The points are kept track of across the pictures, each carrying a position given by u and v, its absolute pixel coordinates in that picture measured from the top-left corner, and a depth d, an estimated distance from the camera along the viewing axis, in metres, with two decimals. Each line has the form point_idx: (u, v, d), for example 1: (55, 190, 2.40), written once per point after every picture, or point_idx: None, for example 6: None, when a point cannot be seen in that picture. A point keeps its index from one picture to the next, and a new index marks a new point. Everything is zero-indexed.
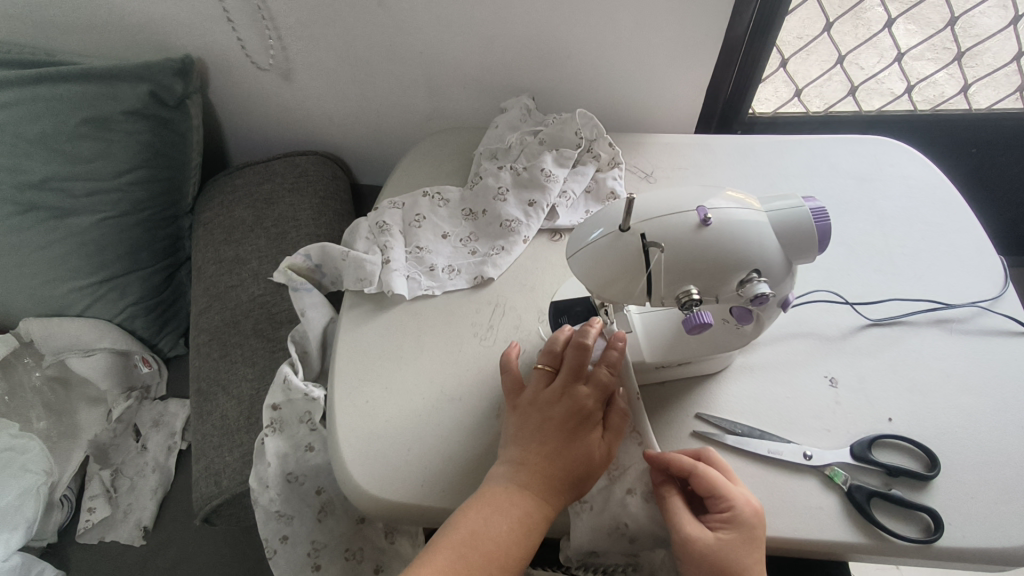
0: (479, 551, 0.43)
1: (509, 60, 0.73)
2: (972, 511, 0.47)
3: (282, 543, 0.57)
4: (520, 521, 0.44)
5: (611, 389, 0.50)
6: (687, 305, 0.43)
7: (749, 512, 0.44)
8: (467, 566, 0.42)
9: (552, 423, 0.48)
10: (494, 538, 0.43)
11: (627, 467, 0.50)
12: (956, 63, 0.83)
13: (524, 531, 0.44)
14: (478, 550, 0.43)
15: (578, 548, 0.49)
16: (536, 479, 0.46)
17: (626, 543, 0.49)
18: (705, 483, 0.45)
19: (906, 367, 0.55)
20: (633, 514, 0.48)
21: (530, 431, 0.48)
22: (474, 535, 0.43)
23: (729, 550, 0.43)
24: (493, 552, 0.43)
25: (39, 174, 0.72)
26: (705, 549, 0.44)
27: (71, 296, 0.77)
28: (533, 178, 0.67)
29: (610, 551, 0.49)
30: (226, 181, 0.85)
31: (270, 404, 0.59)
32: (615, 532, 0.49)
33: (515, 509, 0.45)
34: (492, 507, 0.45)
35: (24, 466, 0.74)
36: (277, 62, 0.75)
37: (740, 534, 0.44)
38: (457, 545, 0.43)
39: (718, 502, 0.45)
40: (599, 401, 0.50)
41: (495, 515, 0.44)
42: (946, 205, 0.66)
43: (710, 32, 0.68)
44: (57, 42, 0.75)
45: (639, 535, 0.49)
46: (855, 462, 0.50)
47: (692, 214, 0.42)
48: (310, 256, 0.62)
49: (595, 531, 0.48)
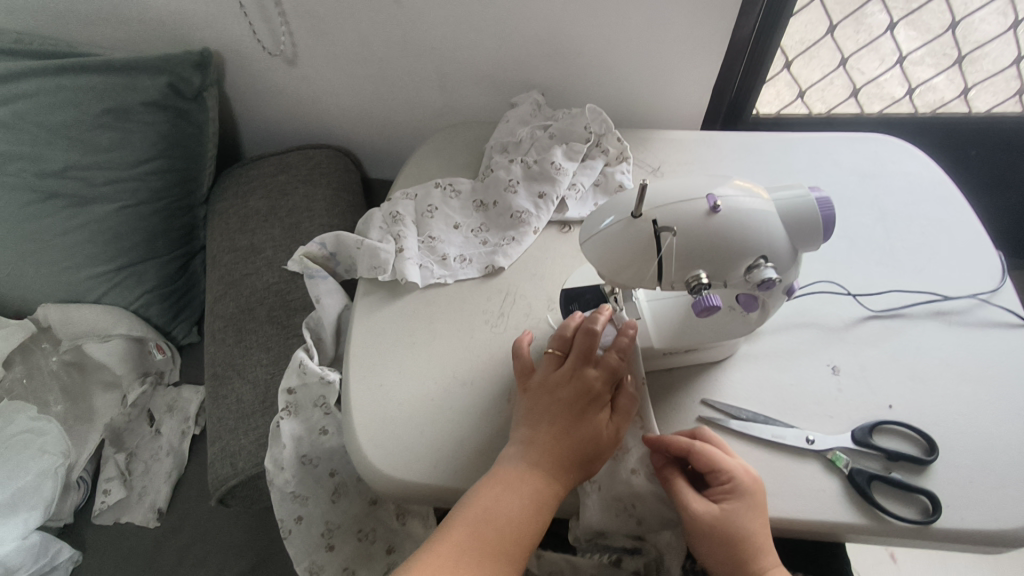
0: (491, 527, 0.44)
1: (520, 57, 0.75)
2: (969, 495, 0.49)
3: (297, 522, 0.59)
4: (531, 498, 0.46)
5: (620, 372, 0.52)
6: (697, 289, 0.44)
7: (749, 480, 0.46)
8: (480, 540, 0.44)
9: (561, 404, 0.50)
10: (505, 514, 0.45)
11: (634, 449, 0.51)
12: (956, 66, 0.85)
13: (535, 508, 0.46)
14: (490, 525, 0.44)
15: (587, 528, 0.50)
16: (546, 459, 0.48)
17: (633, 523, 0.51)
18: (704, 460, 0.47)
19: (906, 357, 0.57)
20: (639, 494, 0.50)
21: (540, 412, 0.50)
22: (486, 511, 0.45)
23: (736, 518, 0.45)
24: (505, 527, 0.45)
25: (59, 162, 0.74)
26: (712, 522, 0.46)
27: (88, 282, 0.79)
28: (543, 171, 0.68)
29: (618, 531, 0.51)
30: (241, 173, 0.87)
31: (286, 387, 0.60)
32: (623, 512, 0.50)
33: (526, 487, 0.46)
34: (503, 485, 0.46)
35: (43, 447, 0.74)
36: (285, 49, 0.76)
37: (743, 502, 0.46)
38: (470, 521, 0.45)
39: (718, 475, 0.47)
40: (608, 384, 0.51)
41: (506, 493, 0.46)
42: (946, 202, 0.68)
43: (718, 32, 0.69)
44: (78, 34, 0.76)
45: (647, 515, 0.50)
46: (856, 446, 0.51)
47: (701, 202, 0.44)
48: (325, 244, 0.64)
49: (603, 511, 0.50)
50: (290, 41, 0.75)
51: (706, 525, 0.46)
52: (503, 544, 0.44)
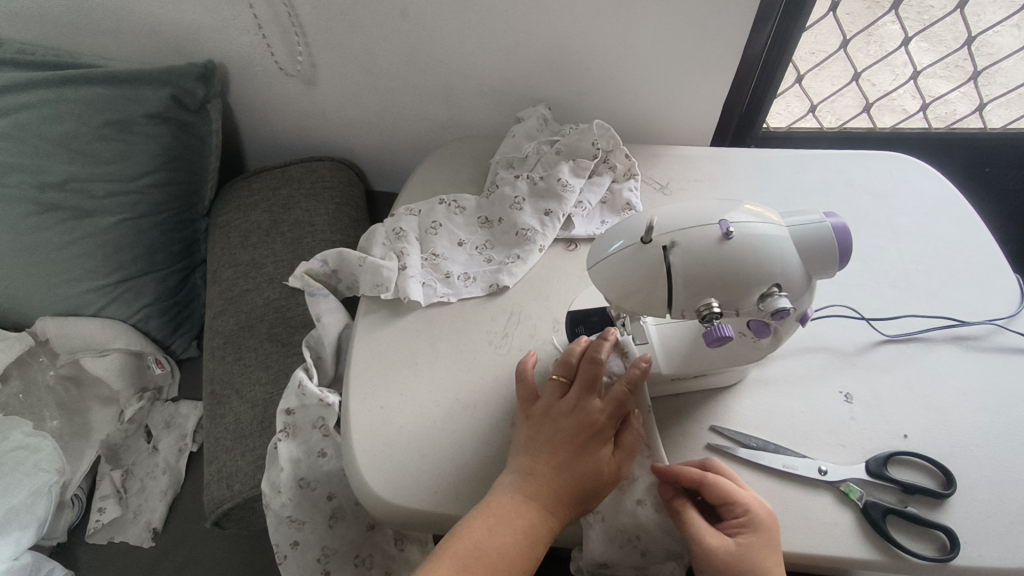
0: (482, 562, 0.43)
1: (526, 71, 0.74)
2: (987, 531, 0.47)
3: (293, 547, 0.57)
4: (525, 533, 0.44)
5: (627, 406, 0.50)
6: (707, 318, 0.43)
7: (764, 512, 0.45)
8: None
9: (563, 435, 0.48)
10: (498, 549, 0.43)
11: (639, 478, 0.50)
12: (971, 82, 0.84)
13: (529, 543, 0.44)
14: (481, 560, 0.43)
15: (590, 559, 0.49)
16: (542, 492, 0.46)
17: (637, 555, 0.49)
18: (716, 492, 0.45)
19: (922, 384, 0.55)
20: (644, 526, 0.49)
21: (540, 442, 0.48)
22: (477, 545, 0.43)
23: (752, 553, 0.43)
24: (497, 563, 0.43)
25: (60, 174, 0.73)
26: (726, 557, 0.43)
27: (87, 296, 0.78)
28: (549, 188, 0.67)
29: (621, 563, 0.49)
30: (243, 185, 0.86)
31: (284, 409, 0.59)
32: (626, 543, 0.49)
33: (520, 521, 0.45)
34: (497, 518, 0.44)
35: (37, 463, 0.73)
36: (303, 68, 0.76)
37: (759, 536, 0.44)
38: (461, 555, 0.43)
39: (732, 508, 0.45)
40: (612, 417, 0.50)
41: (499, 527, 0.44)
42: (961, 222, 0.66)
43: (728, 47, 0.68)
44: (81, 46, 0.76)
45: (651, 547, 0.49)
46: (871, 478, 0.50)
47: (714, 228, 0.42)
48: (326, 262, 0.63)
49: (606, 543, 0.48)
50: (308, 60, 0.75)
51: (720, 561, 0.44)
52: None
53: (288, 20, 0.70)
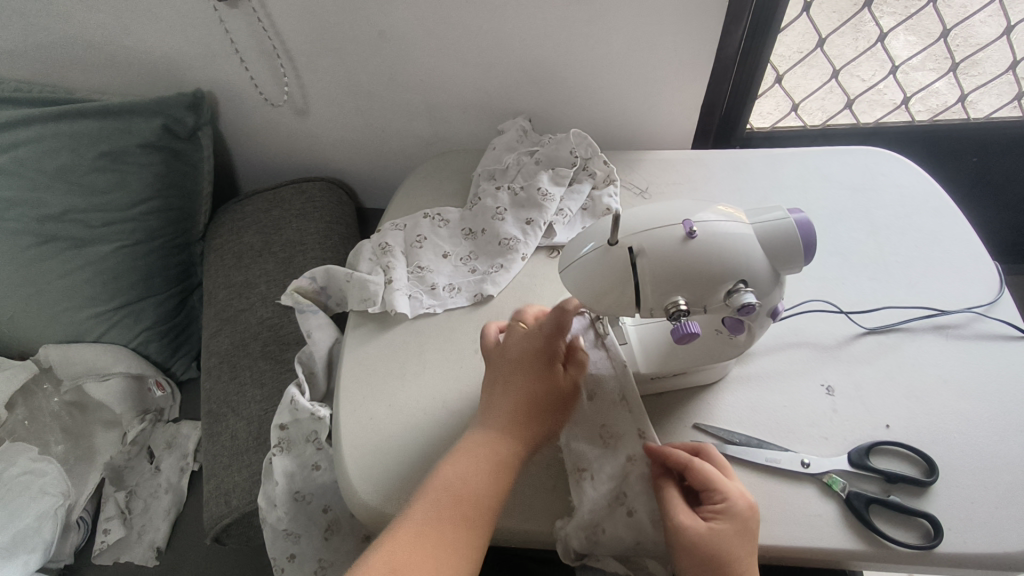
0: (451, 500, 0.45)
1: (507, 85, 0.76)
2: (970, 517, 0.47)
3: (289, 561, 0.59)
4: (489, 466, 0.46)
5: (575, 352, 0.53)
6: (675, 316, 0.44)
7: (743, 507, 0.44)
8: (444, 517, 0.44)
9: (510, 371, 0.51)
10: (466, 486, 0.45)
11: (622, 434, 0.52)
12: (953, 72, 0.85)
13: (496, 474, 0.46)
14: (454, 501, 0.45)
15: (581, 520, 0.48)
16: (499, 427, 0.49)
17: (623, 515, 0.49)
18: (705, 474, 0.46)
19: (903, 374, 0.55)
20: (631, 481, 0.50)
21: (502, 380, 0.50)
22: (450, 487, 0.45)
23: (722, 542, 0.43)
24: (468, 496, 0.45)
25: (58, 206, 0.75)
26: (697, 539, 0.44)
27: (87, 322, 0.80)
28: (530, 198, 0.68)
29: (611, 525, 0.49)
30: (236, 209, 0.88)
31: (278, 424, 0.60)
32: (614, 501, 0.49)
33: (483, 457, 0.47)
34: (468, 458, 0.47)
35: (43, 489, 0.75)
36: (293, 99, 0.79)
37: (734, 526, 0.44)
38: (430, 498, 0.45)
39: (712, 495, 0.45)
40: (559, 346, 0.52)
41: (469, 466, 0.46)
42: (940, 212, 0.67)
43: (703, 51, 0.70)
44: (77, 82, 0.79)
45: (637, 507, 0.49)
46: (853, 469, 0.50)
47: (677, 228, 0.44)
48: (315, 279, 0.65)
49: (597, 500, 0.49)
50: (298, 87, 0.78)
51: (688, 542, 0.44)
52: (471, 512, 0.44)
53: (272, 48, 0.73)
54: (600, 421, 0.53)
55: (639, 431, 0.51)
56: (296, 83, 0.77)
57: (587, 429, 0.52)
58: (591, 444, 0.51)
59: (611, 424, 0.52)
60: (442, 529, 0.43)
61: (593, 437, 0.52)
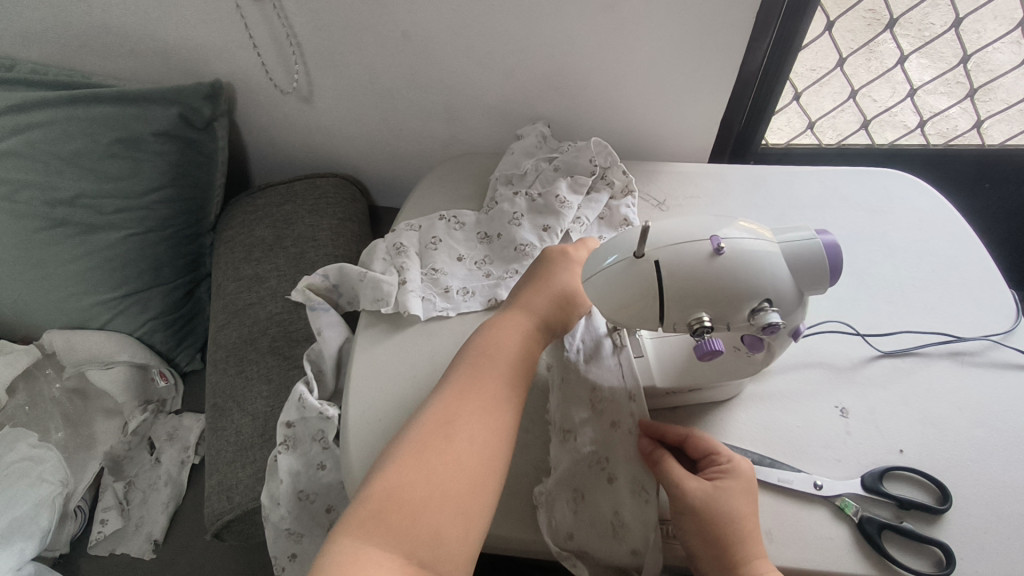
0: (476, 392, 0.47)
1: (527, 90, 0.75)
2: (983, 546, 0.47)
3: (291, 559, 0.59)
4: (507, 367, 0.50)
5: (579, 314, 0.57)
6: (698, 332, 0.43)
7: (746, 467, 0.47)
8: (462, 408, 0.46)
9: (520, 294, 0.56)
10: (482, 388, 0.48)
11: (611, 400, 0.53)
12: (969, 98, 0.85)
13: (509, 375, 0.49)
14: (471, 396, 0.47)
15: (559, 481, 0.50)
16: (507, 337, 0.52)
17: (603, 481, 0.50)
18: (699, 445, 0.49)
19: (917, 400, 0.55)
20: (613, 448, 0.51)
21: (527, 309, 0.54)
22: (468, 387, 0.48)
23: (727, 498, 0.45)
24: (482, 390, 0.47)
25: (70, 191, 0.75)
26: (704, 497, 0.45)
27: (93, 309, 0.79)
28: (547, 205, 0.68)
29: (590, 490, 0.50)
30: (248, 202, 0.87)
31: (285, 421, 0.60)
32: (595, 465, 0.51)
33: (497, 359, 0.50)
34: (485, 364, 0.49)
35: (42, 475, 0.74)
36: (300, 87, 0.78)
37: (736, 483, 0.46)
38: (454, 394, 0.47)
39: (715, 459, 0.48)
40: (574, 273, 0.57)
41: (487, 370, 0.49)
42: (956, 238, 0.67)
43: (724, 66, 0.70)
44: (93, 67, 0.78)
45: (619, 475, 0.50)
46: (866, 493, 0.50)
47: (705, 243, 0.43)
48: (328, 277, 0.64)
49: (576, 460, 0.51)
50: (305, 80, 0.77)
51: (697, 501, 0.45)
52: (489, 402, 0.47)
53: (286, 40, 0.72)
54: (589, 386, 0.54)
55: (627, 396, 0.53)
56: (305, 74, 0.76)
57: (577, 393, 0.54)
58: (579, 408, 0.53)
59: (601, 389, 0.54)
60: (464, 417, 0.45)
61: (582, 401, 0.53)
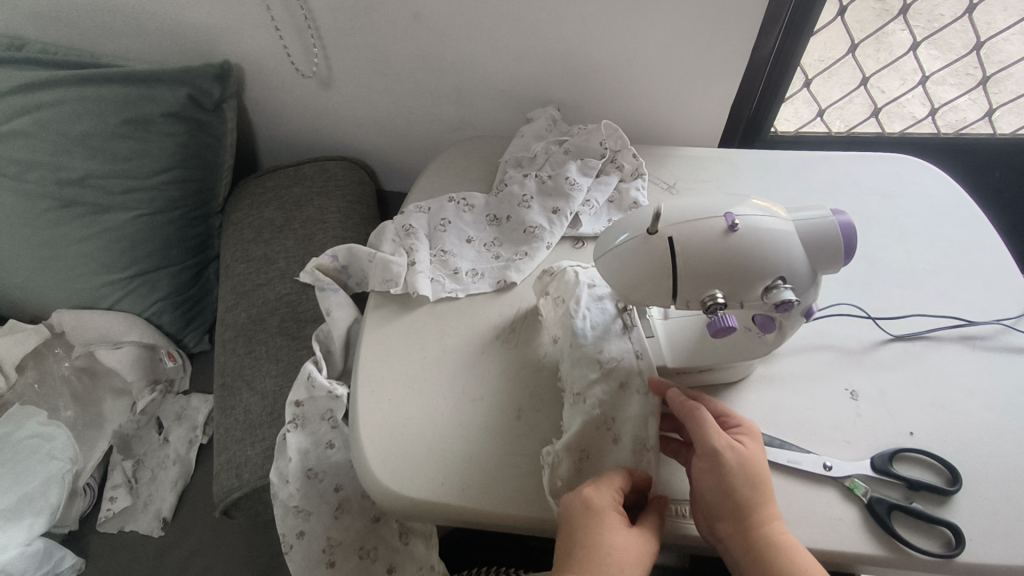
0: None
1: (537, 74, 0.75)
2: (993, 527, 0.47)
3: (298, 538, 0.58)
4: None
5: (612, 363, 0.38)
6: (712, 309, 0.43)
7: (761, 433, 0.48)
8: None
9: None
10: None
11: (619, 363, 0.52)
12: (980, 87, 0.84)
13: None
14: None
15: (568, 445, 0.50)
16: None
17: (610, 442, 0.50)
18: (712, 408, 0.49)
19: (928, 383, 0.55)
20: (621, 409, 0.51)
21: None
22: None
23: (755, 457, 0.45)
24: None
25: (80, 171, 0.75)
26: (736, 454, 0.45)
27: (103, 289, 0.80)
28: (557, 187, 0.68)
29: (596, 452, 0.50)
30: (257, 184, 0.87)
31: (294, 400, 0.60)
32: (602, 426, 0.51)
33: None
34: None
35: (52, 453, 0.75)
36: (320, 70, 0.78)
37: (759, 445, 0.46)
38: None
39: (733, 421, 0.48)
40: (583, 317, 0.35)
41: None
42: (968, 223, 0.66)
43: (737, 51, 0.69)
44: (102, 47, 0.78)
45: (625, 436, 0.50)
46: (875, 474, 0.50)
47: (719, 220, 0.43)
48: (337, 257, 0.64)
49: (585, 423, 0.50)
50: (319, 61, 0.76)
51: (730, 455, 0.44)
52: None
53: (294, 21, 0.72)
54: (597, 348, 0.53)
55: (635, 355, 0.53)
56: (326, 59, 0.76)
57: (585, 356, 0.53)
58: (587, 370, 0.52)
59: (608, 351, 0.53)
60: None
61: (590, 363, 0.52)
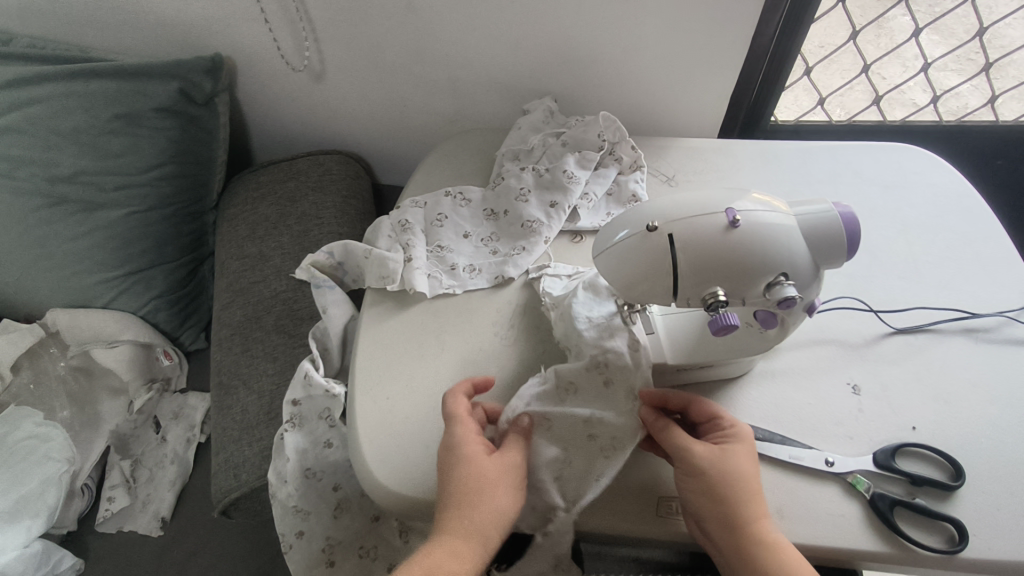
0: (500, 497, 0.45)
1: (532, 64, 0.73)
2: (996, 523, 0.47)
3: (298, 537, 0.58)
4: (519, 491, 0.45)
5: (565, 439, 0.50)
6: (713, 307, 0.43)
7: (750, 432, 0.47)
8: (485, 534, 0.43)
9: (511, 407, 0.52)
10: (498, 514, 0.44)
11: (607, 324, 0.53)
12: (982, 75, 0.84)
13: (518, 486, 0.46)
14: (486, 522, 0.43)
15: (559, 371, 0.52)
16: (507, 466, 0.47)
17: (601, 385, 0.51)
18: (704, 412, 0.49)
19: (930, 377, 0.54)
20: (612, 353, 0.52)
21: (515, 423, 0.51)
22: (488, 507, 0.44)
23: (733, 461, 0.45)
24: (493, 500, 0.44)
25: (71, 167, 0.74)
26: (712, 461, 0.45)
27: (96, 288, 0.79)
28: (555, 180, 0.67)
29: (589, 393, 0.52)
30: (250, 178, 0.87)
31: (291, 399, 0.59)
32: (595, 371, 0.52)
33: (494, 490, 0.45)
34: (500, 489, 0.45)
35: (47, 454, 0.75)
36: (311, 64, 0.77)
37: (743, 446, 0.46)
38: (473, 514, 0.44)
39: (720, 424, 0.48)
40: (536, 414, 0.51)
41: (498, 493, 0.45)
42: (971, 213, 0.66)
43: (738, 38, 0.68)
44: (92, 41, 0.77)
45: (616, 380, 0.51)
46: (878, 470, 0.49)
47: (720, 216, 0.42)
48: (332, 254, 0.64)
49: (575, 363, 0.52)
50: (316, 52, 0.75)
51: (704, 465, 0.45)
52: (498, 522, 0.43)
53: (283, 9, 0.70)
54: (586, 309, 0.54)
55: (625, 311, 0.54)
56: (316, 49, 0.75)
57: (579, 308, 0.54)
58: (580, 321, 0.54)
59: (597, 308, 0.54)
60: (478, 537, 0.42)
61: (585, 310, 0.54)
